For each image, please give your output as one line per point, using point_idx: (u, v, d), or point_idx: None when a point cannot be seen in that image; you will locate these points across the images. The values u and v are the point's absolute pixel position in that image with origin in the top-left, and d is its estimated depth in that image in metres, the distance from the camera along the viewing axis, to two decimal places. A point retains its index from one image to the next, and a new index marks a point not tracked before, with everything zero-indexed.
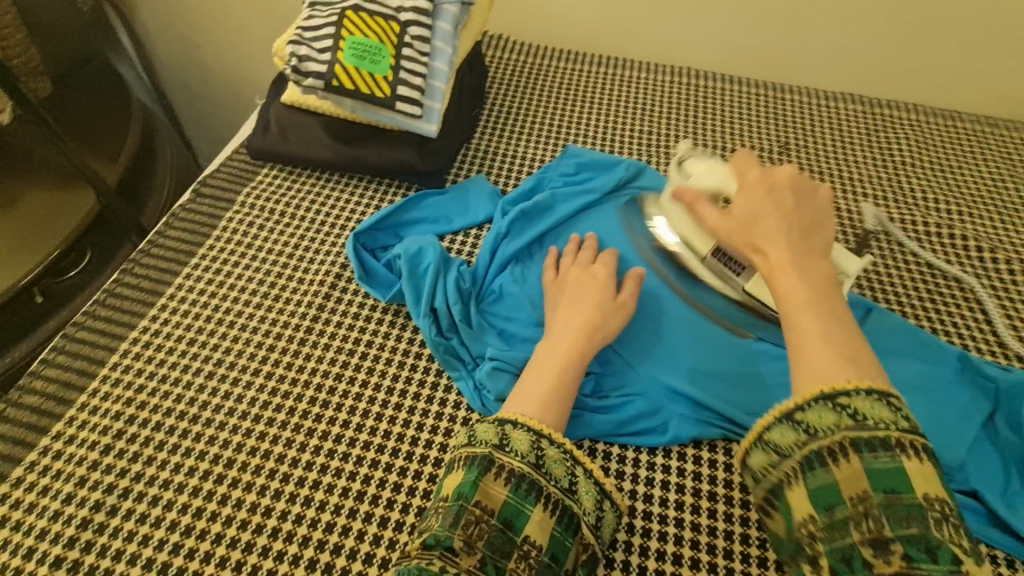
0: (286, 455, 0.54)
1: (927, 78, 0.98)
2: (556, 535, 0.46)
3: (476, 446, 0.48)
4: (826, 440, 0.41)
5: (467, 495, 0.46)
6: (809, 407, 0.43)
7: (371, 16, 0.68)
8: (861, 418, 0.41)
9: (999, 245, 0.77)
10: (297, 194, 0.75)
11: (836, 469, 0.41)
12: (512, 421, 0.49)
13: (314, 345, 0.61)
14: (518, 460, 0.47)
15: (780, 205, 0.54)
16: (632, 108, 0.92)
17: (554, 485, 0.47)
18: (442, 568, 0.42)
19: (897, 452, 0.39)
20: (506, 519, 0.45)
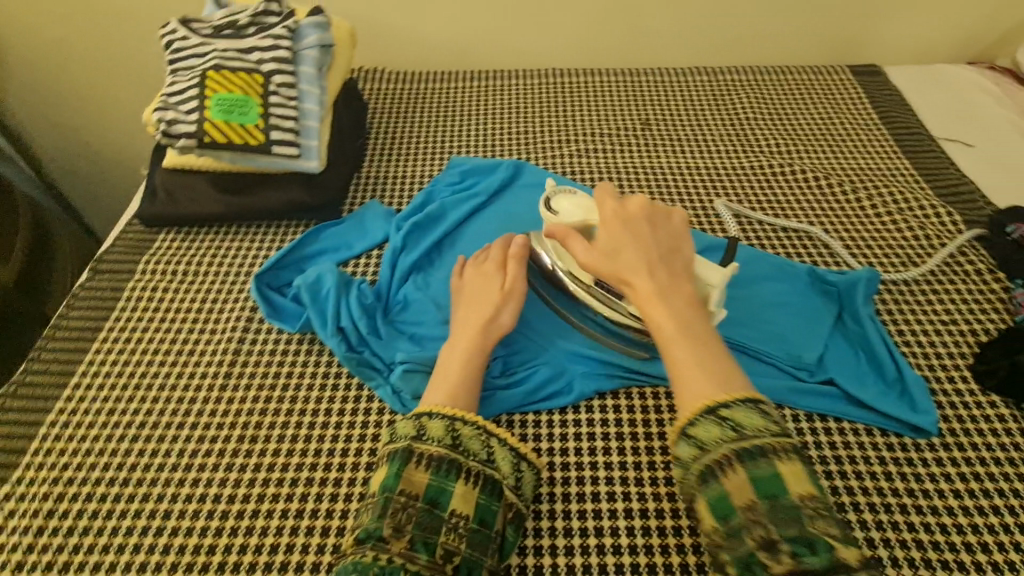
0: (223, 493, 0.57)
1: (756, 43, 1.11)
2: (482, 503, 0.51)
3: (396, 441, 0.53)
4: (716, 453, 0.46)
5: (392, 486, 0.50)
6: (695, 421, 0.47)
7: (232, 71, 0.72)
8: (739, 428, 0.46)
9: (832, 172, 0.89)
10: (197, 252, 0.78)
11: (725, 479, 0.45)
12: (427, 412, 0.54)
13: (235, 388, 0.64)
14: (435, 445, 0.52)
15: (636, 237, 0.57)
16: (506, 113, 1.00)
17: (472, 459, 0.52)
18: (377, 555, 0.47)
19: (774, 458, 0.44)
20: (431, 499, 0.50)
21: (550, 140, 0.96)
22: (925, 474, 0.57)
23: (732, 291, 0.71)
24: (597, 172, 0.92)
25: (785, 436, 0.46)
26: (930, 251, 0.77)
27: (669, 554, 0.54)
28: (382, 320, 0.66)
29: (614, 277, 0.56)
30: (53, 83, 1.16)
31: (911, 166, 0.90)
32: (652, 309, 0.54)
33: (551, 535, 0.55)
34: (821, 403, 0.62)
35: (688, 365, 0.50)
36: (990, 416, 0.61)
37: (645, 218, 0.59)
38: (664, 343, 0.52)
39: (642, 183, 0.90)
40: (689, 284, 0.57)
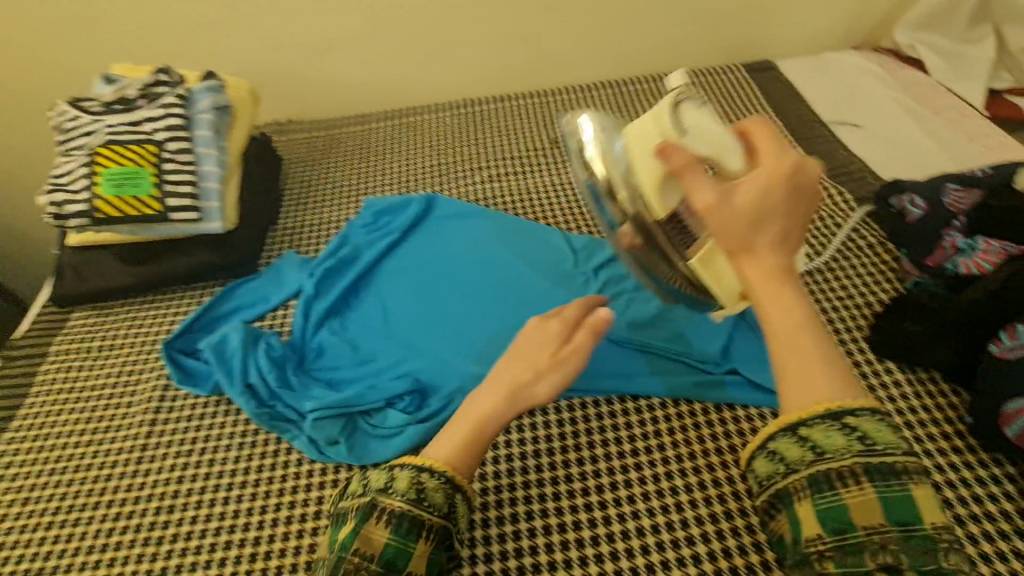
0: (141, 568, 0.56)
1: (654, 52, 1.16)
2: (392, 543, 0.47)
3: (353, 498, 0.50)
4: (838, 463, 0.42)
5: (348, 544, 0.47)
6: (815, 424, 0.43)
7: (124, 145, 0.74)
8: (870, 442, 0.42)
9: None
10: (113, 326, 0.77)
11: (848, 492, 0.42)
12: (395, 465, 0.51)
13: (152, 459, 0.63)
14: (396, 500, 0.48)
15: (790, 210, 0.47)
16: (419, 148, 1.03)
17: (399, 496, 0.48)
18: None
19: (904, 479, 0.41)
20: (387, 560, 0.47)
21: (462, 169, 0.98)
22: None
23: (637, 297, 0.74)
24: (511, 194, 0.94)
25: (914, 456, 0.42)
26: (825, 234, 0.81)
27: (588, 565, 0.54)
28: (294, 370, 0.66)
29: (738, 245, 0.47)
30: None
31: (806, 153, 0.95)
32: (767, 290, 0.46)
33: (473, 562, 0.56)
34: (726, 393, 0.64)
35: (799, 354, 0.45)
36: (885, 383, 0.64)
37: (795, 184, 0.47)
38: (777, 326, 0.46)
39: (553, 200, 0.92)
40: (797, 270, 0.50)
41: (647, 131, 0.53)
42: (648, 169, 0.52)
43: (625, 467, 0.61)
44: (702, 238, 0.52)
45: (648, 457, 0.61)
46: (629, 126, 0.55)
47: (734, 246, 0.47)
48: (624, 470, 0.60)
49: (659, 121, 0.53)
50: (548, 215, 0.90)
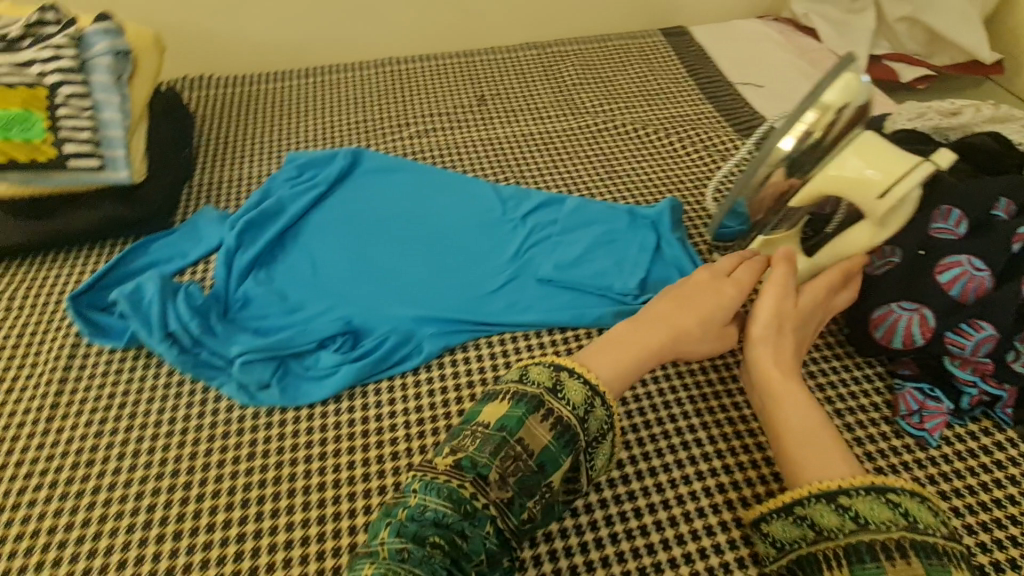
0: (58, 524, 0.54)
1: (579, 15, 1.20)
2: (551, 450, 0.47)
3: (529, 386, 0.49)
4: (881, 534, 0.41)
5: (512, 429, 0.47)
6: (858, 495, 0.43)
7: (11, 87, 0.67)
8: (913, 520, 0.41)
9: (648, 123, 0.98)
10: (6, 285, 0.71)
11: (891, 564, 0.39)
12: (568, 370, 0.51)
13: (64, 415, 0.60)
14: (569, 409, 0.49)
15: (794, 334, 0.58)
16: (344, 105, 1.00)
17: (571, 410, 0.49)
18: (472, 493, 0.45)
19: (948, 563, 0.39)
20: (541, 462, 0.47)
21: (388, 125, 0.97)
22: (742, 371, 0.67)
23: (562, 239, 0.78)
24: (437, 149, 0.94)
25: (955, 542, 0.41)
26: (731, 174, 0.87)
27: None
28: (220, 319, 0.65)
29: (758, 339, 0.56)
30: None
31: (713, 109, 1.01)
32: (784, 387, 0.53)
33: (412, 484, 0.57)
34: None
35: (820, 451, 0.48)
36: None
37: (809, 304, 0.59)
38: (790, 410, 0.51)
39: (481, 153, 0.94)
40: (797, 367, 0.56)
41: (874, 152, 0.57)
42: (829, 175, 0.58)
43: None
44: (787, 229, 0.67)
45: None
46: (874, 134, 0.59)
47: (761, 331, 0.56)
48: None
49: (899, 161, 0.56)
50: (476, 167, 0.91)
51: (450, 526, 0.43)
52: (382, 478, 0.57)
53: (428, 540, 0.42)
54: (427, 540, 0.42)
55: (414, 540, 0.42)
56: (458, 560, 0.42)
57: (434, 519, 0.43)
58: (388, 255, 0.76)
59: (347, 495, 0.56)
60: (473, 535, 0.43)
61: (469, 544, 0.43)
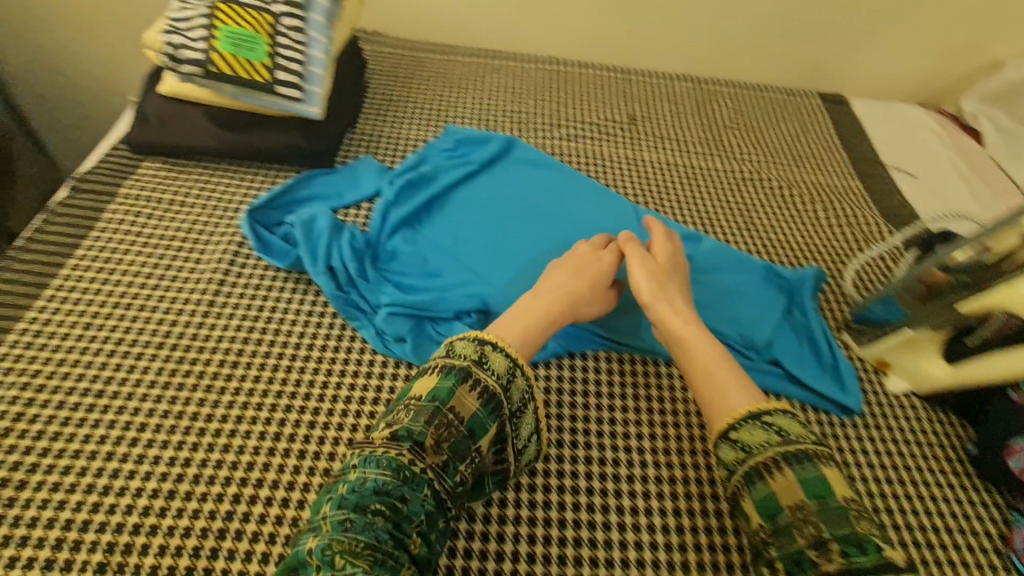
0: (201, 412, 0.59)
1: (739, 61, 1.21)
2: (478, 415, 0.51)
3: (456, 358, 0.53)
4: (762, 455, 0.50)
5: (443, 399, 0.51)
6: (741, 426, 0.53)
7: (243, 8, 0.73)
8: (784, 434, 0.51)
9: (795, 183, 0.97)
10: (185, 182, 0.78)
11: (773, 480, 0.49)
12: (491, 344, 0.56)
13: (219, 315, 0.67)
14: (492, 379, 0.53)
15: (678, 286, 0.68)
16: (501, 92, 1.04)
17: (493, 377, 0.53)
18: (409, 460, 0.48)
19: (818, 463, 0.49)
20: (471, 429, 0.51)
21: (541, 122, 1.00)
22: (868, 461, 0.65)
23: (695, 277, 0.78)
24: (584, 156, 0.96)
25: (822, 446, 0.51)
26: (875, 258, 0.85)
27: (607, 496, 0.61)
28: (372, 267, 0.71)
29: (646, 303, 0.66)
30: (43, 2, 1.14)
31: (862, 187, 0.99)
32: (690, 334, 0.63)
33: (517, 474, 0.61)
34: (767, 380, 0.69)
35: (723, 383, 0.57)
36: (918, 406, 0.70)
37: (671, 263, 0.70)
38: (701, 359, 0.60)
39: (625, 171, 0.95)
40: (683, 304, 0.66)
41: None
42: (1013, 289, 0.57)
43: (664, 424, 0.67)
44: (922, 334, 0.66)
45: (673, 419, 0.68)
46: None
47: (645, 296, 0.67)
48: (648, 424, 0.67)
49: None
50: (619, 184, 0.93)
51: (389, 492, 0.47)
52: None
53: (369, 508, 0.46)
54: (368, 509, 0.46)
55: (355, 510, 0.46)
56: (399, 523, 0.46)
57: (375, 488, 0.47)
58: (527, 247, 0.79)
59: None
60: (412, 500, 0.47)
61: (407, 506, 0.47)
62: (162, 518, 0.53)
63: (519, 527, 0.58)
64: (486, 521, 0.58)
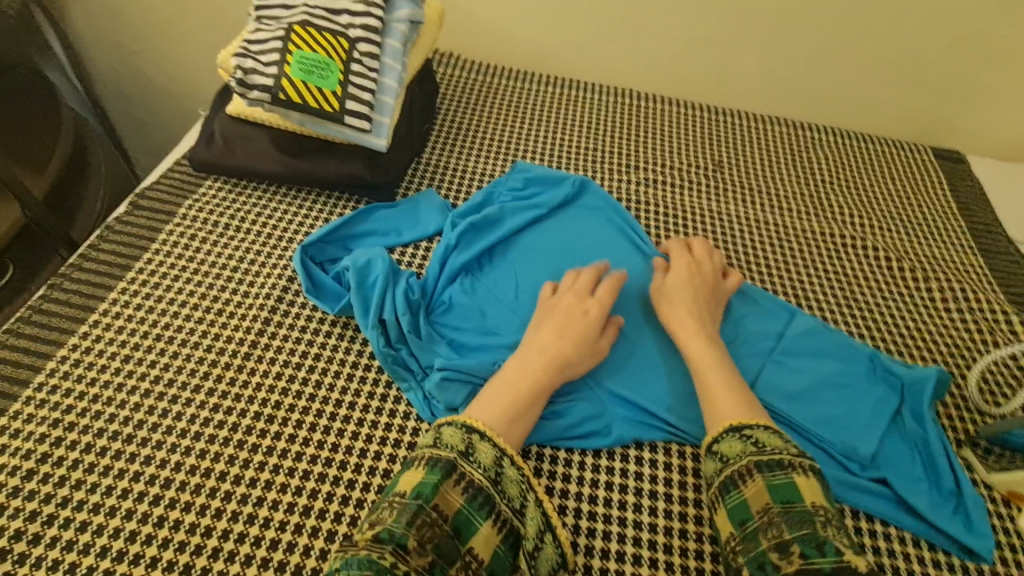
0: (228, 472, 0.54)
1: (841, 105, 1.09)
2: (464, 511, 0.47)
3: (442, 449, 0.50)
4: (737, 464, 0.52)
5: (427, 496, 0.47)
6: (723, 439, 0.54)
7: (319, 31, 0.70)
8: (762, 444, 0.53)
9: (903, 255, 0.86)
10: (242, 206, 0.75)
11: (746, 487, 0.51)
12: (479, 431, 0.52)
13: (260, 359, 0.62)
14: (479, 472, 0.49)
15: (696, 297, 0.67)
16: (577, 126, 0.97)
17: (480, 470, 0.49)
18: (391, 563, 0.43)
19: (789, 471, 0.50)
20: (456, 527, 0.46)
21: (618, 162, 0.92)
22: None
23: (787, 362, 0.67)
24: (662, 206, 0.87)
25: (804, 458, 0.52)
26: (1003, 359, 0.72)
27: None
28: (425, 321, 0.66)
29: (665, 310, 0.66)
30: (131, 7, 1.17)
31: (986, 266, 0.86)
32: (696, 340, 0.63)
33: None
34: (872, 502, 0.59)
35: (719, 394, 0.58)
36: None
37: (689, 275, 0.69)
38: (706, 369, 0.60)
39: (707, 227, 0.86)
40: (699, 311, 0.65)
41: None
42: None
43: None
44: None
45: None
46: None
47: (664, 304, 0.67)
48: None
49: None
50: (699, 241, 0.84)
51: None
52: None
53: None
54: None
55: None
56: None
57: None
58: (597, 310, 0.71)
59: None
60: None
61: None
62: None
63: None
64: None
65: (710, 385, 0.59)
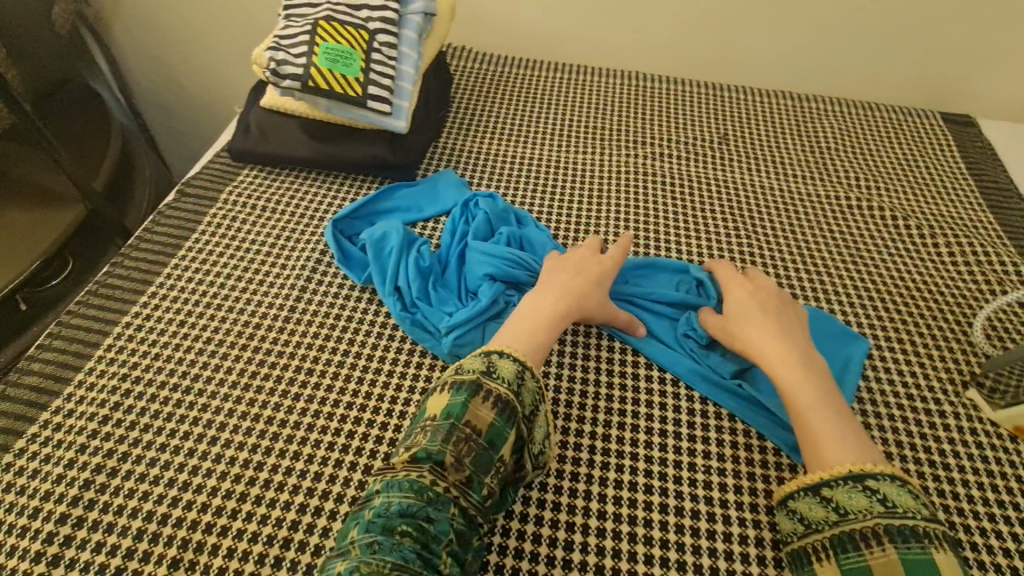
0: (275, 418, 0.61)
1: (846, 76, 1.11)
2: (497, 425, 0.52)
3: (465, 372, 0.55)
4: (860, 523, 0.49)
5: (457, 415, 0.52)
6: (837, 485, 0.52)
7: (342, 25, 0.76)
8: (891, 504, 0.49)
9: (911, 215, 0.87)
10: (277, 190, 0.82)
11: (870, 553, 0.48)
12: (498, 353, 0.57)
13: (298, 322, 0.69)
14: (502, 387, 0.54)
15: (772, 324, 0.64)
16: (584, 106, 1.01)
17: (504, 385, 0.54)
18: (431, 480, 0.48)
19: (926, 543, 0.47)
20: (489, 441, 0.51)
21: (624, 138, 0.96)
22: (999, 547, 0.56)
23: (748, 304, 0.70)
24: (670, 177, 0.91)
25: (937, 525, 0.49)
26: (1009, 308, 0.74)
27: (684, 552, 0.55)
28: (443, 287, 0.71)
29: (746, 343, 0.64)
30: (166, 22, 1.26)
31: (994, 220, 0.87)
32: (790, 372, 0.60)
33: (585, 514, 0.57)
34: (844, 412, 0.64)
35: (838, 441, 0.54)
36: None
37: (754, 302, 0.66)
38: (803, 410, 0.57)
39: (713, 195, 0.89)
40: (780, 338, 0.63)
41: None
42: None
43: (753, 475, 0.61)
44: None
45: (764, 471, 0.61)
46: None
47: (731, 329, 0.66)
48: (735, 475, 0.61)
49: None
50: (705, 208, 0.87)
51: (415, 513, 0.47)
52: (558, 496, 0.58)
53: (395, 529, 0.45)
54: (396, 530, 0.45)
55: (383, 532, 0.45)
56: (427, 543, 0.45)
57: (399, 511, 0.47)
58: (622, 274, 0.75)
59: (522, 497, 0.58)
60: (439, 519, 0.47)
61: (435, 526, 0.47)
62: (232, 519, 0.54)
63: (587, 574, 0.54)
64: (550, 563, 0.54)
65: (811, 428, 0.56)
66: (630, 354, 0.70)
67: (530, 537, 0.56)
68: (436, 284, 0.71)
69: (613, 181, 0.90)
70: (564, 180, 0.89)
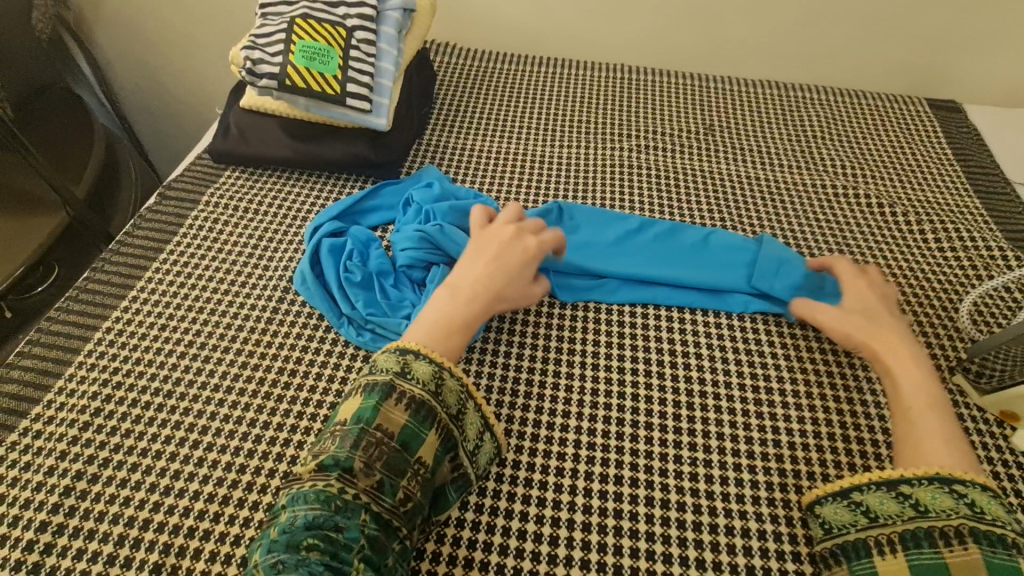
0: (258, 419, 0.61)
1: (832, 66, 1.11)
2: (410, 426, 0.52)
3: (378, 373, 0.55)
4: (941, 522, 0.49)
5: (368, 418, 0.52)
6: (921, 484, 0.51)
7: (319, 23, 0.76)
8: (978, 509, 0.49)
9: (897, 201, 0.87)
10: (259, 191, 0.81)
11: (948, 552, 0.48)
12: (413, 352, 0.56)
13: (280, 323, 0.68)
14: (419, 387, 0.54)
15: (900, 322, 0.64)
16: (570, 100, 1.01)
17: (418, 385, 0.54)
18: (340, 488, 0.48)
19: (1011, 551, 0.47)
20: (404, 442, 0.52)
21: (611, 131, 0.96)
22: None
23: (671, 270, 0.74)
24: (655, 169, 0.91)
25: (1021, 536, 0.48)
26: (996, 293, 0.74)
27: (670, 544, 0.55)
28: (391, 283, 0.70)
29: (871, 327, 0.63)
30: (148, 25, 1.25)
31: (982, 206, 0.87)
32: (909, 371, 0.59)
33: (570, 509, 0.57)
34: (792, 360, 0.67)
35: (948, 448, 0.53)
36: None
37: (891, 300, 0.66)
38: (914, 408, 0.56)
39: (701, 186, 0.89)
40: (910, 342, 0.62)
41: None
42: None
43: (740, 466, 0.60)
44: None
45: (751, 462, 0.60)
46: None
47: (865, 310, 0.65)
48: (720, 465, 0.60)
49: None
50: (691, 199, 0.87)
51: (322, 524, 0.46)
52: (543, 491, 0.58)
53: (302, 544, 0.45)
54: (301, 545, 0.45)
55: (288, 550, 0.45)
56: (337, 553, 0.45)
57: (306, 524, 0.46)
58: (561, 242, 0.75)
59: (506, 494, 0.58)
60: (348, 526, 0.47)
61: (344, 534, 0.46)
62: (213, 523, 0.54)
63: (570, 569, 0.53)
64: (534, 559, 0.54)
65: (918, 427, 0.55)
66: (616, 349, 0.68)
67: (516, 533, 0.55)
68: (383, 282, 0.70)
69: (599, 174, 0.89)
70: (549, 173, 0.89)
